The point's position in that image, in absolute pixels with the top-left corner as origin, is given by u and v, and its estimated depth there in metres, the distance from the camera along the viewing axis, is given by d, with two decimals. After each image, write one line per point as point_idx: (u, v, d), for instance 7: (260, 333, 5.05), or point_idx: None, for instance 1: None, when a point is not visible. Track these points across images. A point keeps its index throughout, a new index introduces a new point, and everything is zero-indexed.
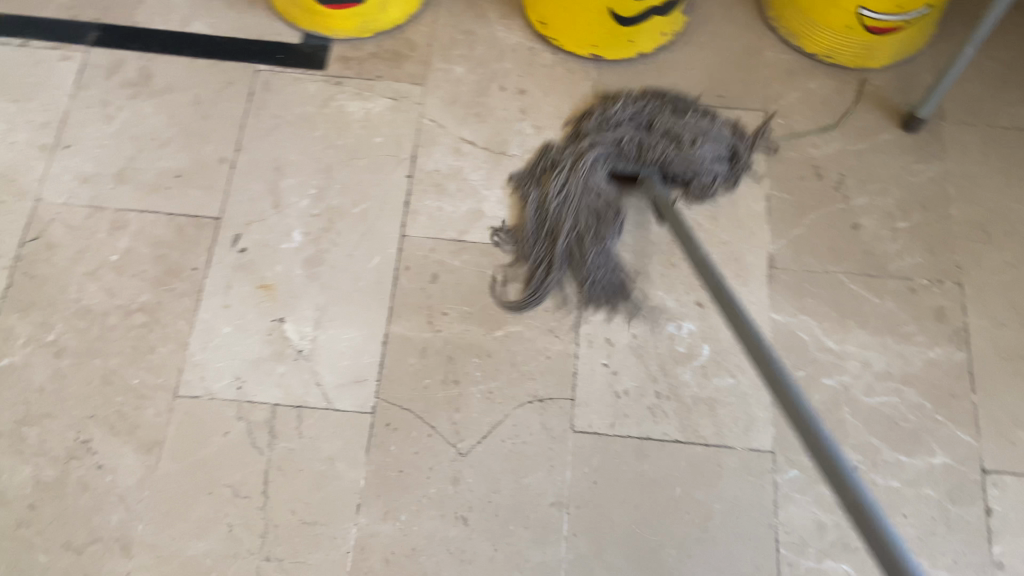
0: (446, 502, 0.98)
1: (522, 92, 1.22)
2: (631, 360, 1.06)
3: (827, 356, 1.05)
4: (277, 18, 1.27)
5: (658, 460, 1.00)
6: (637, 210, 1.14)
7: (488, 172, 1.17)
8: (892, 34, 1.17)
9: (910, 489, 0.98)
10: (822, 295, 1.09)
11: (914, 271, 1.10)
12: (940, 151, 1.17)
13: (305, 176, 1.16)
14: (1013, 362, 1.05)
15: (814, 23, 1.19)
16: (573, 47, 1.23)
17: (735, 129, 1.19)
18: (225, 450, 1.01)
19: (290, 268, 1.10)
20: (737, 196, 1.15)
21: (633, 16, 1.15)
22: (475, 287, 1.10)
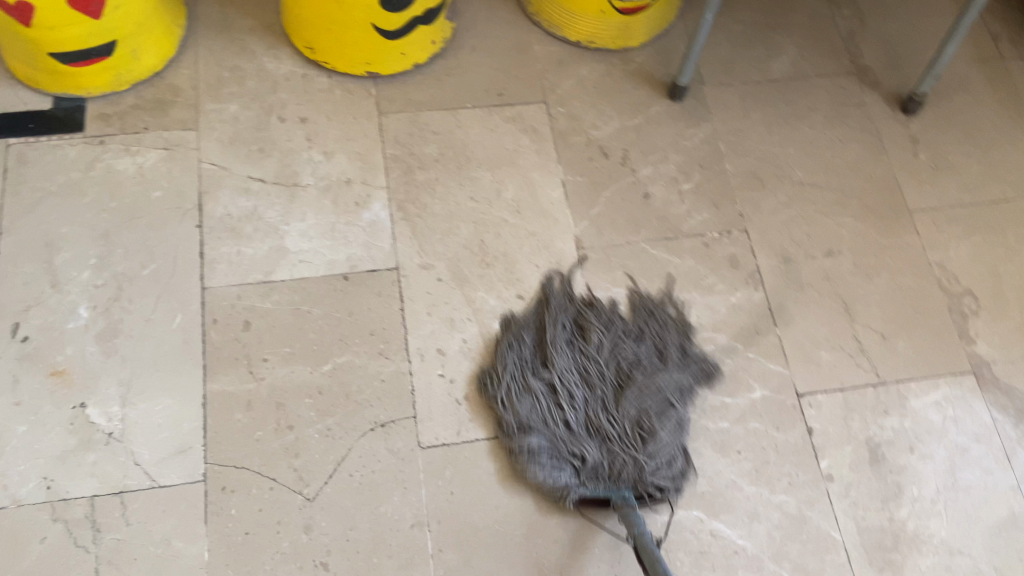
0: (302, 553, 0.94)
1: (304, 120, 1.20)
2: (464, 366, 1.06)
3: (645, 321, 1.10)
4: (20, 85, 1.17)
5: (508, 457, 1.01)
6: (442, 218, 1.15)
7: (284, 207, 1.13)
8: (643, 12, 1.24)
9: (739, 426, 1.05)
10: (630, 265, 1.14)
11: (705, 227, 1.18)
12: (706, 113, 1.27)
13: (82, 246, 1.07)
14: (804, 291, 1.15)
15: (572, 12, 1.25)
16: (347, 67, 1.21)
17: (520, 124, 1.23)
18: (42, 559, 0.90)
19: (83, 347, 1.01)
20: (535, 187, 1.18)
21: (399, 28, 1.15)
22: (292, 326, 1.06)
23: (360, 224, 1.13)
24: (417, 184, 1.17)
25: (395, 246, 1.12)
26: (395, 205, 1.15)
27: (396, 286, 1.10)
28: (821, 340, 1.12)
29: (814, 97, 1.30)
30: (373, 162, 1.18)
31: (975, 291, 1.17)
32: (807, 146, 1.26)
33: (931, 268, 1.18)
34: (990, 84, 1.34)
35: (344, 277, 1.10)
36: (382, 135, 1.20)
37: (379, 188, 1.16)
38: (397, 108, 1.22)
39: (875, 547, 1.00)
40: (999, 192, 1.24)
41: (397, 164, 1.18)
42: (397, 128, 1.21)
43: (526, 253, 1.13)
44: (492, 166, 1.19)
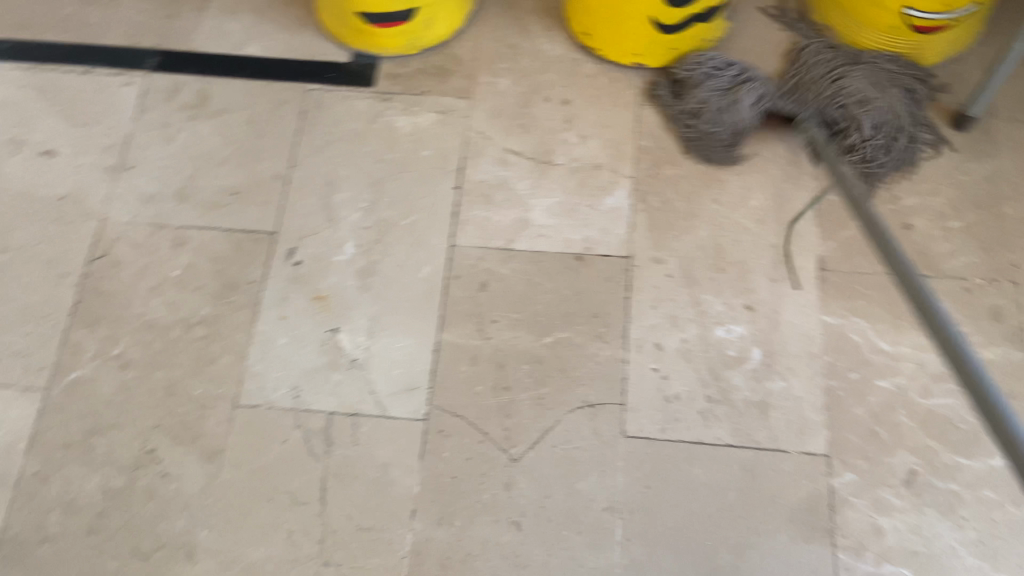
0: (499, 507, 0.99)
1: (566, 102, 1.24)
2: (681, 365, 1.06)
3: (881, 358, 1.04)
4: (327, 38, 1.31)
5: (710, 465, 1.00)
6: (684, 216, 1.15)
7: (534, 182, 1.18)
8: (938, 33, 1.16)
9: (970, 491, 0.97)
10: (874, 296, 1.08)
11: (969, 270, 1.08)
12: (992, 148, 1.16)
13: (355, 190, 1.19)
14: None
15: (857, 25, 1.19)
16: (617, 56, 1.24)
17: (781, 134, 1.19)
18: (283, 457, 1.03)
19: (343, 279, 1.13)
20: (785, 200, 1.15)
21: (674, 24, 1.16)
22: (522, 295, 1.11)
23: (602, 209, 1.16)
24: (664, 179, 1.18)
25: (632, 236, 1.14)
26: (639, 196, 1.17)
27: (626, 275, 1.12)
28: None
29: None
30: (625, 152, 1.20)
31: None
32: None
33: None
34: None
35: (579, 257, 1.13)
36: (637, 127, 1.22)
37: (627, 177, 1.18)
38: (657, 102, 1.23)
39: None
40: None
41: (647, 157, 1.20)
42: (654, 122, 1.22)
43: (763, 266, 1.10)
44: (743, 172, 1.17)
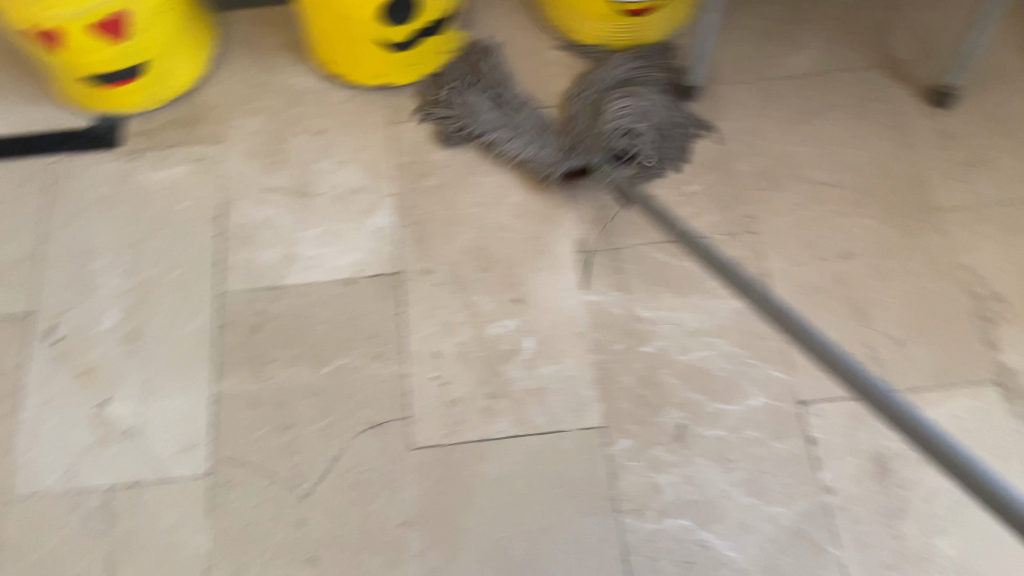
0: (296, 547, 0.98)
1: (320, 132, 1.25)
2: (459, 368, 1.07)
3: (641, 325, 1.09)
4: (63, 106, 1.27)
5: (497, 458, 1.02)
6: (445, 223, 1.17)
7: (297, 216, 1.18)
8: (652, 13, 1.20)
9: (735, 435, 1.04)
10: (630, 269, 1.12)
11: (713, 227, 1.12)
12: (717, 111, 1.19)
13: (112, 255, 1.16)
14: (813, 297, 1.09)
15: (581, 19, 1.23)
16: (360, 74, 1.24)
17: (527, 125, 1.22)
18: (64, 544, 0.99)
19: (109, 348, 1.10)
20: (537, 192, 1.18)
21: (405, 40, 1.18)
22: (293, 334, 1.11)
23: (366, 230, 1.17)
24: (423, 190, 1.20)
25: (399, 253, 1.15)
26: (400, 211, 1.18)
27: (397, 290, 1.13)
28: (830, 348, 1.07)
29: (836, 93, 1.18)
30: (381, 171, 1.22)
31: (1008, 296, 1.05)
32: (826, 144, 1.15)
33: (954, 273, 1.08)
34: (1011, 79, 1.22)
35: (348, 281, 1.14)
36: (392, 144, 1.24)
37: (386, 195, 1.20)
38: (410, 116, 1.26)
39: (874, 561, 0.99)
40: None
41: (404, 172, 1.21)
42: (408, 135, 1.24)
43: (524, 256, 1.14)
44: (497, 171, 1.20)
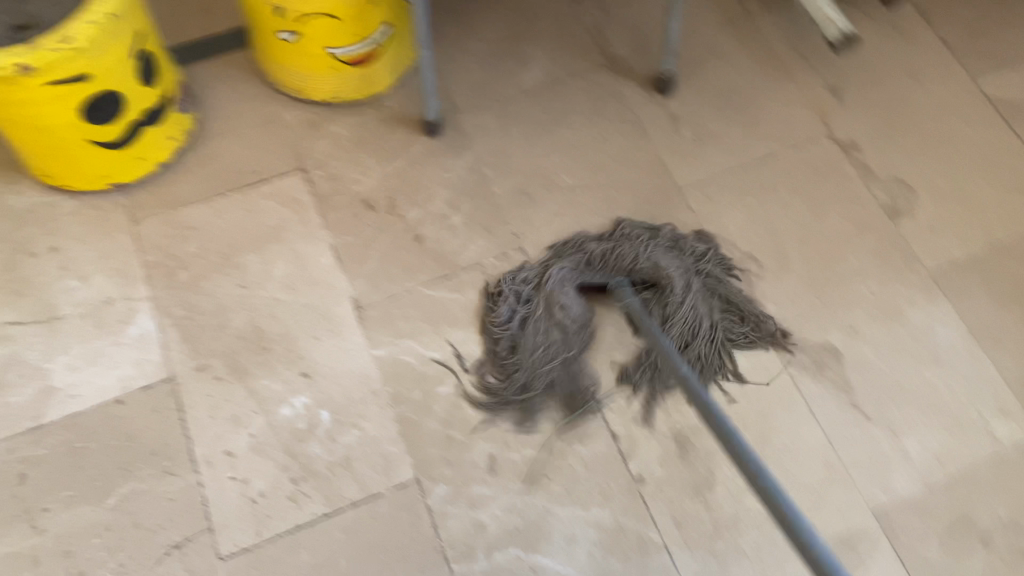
0: None
1: (54, 248, 1.23)
2: (256, 461, 1.11)
3: (435, 366, 1.17)
4: None
5: (312, 545, 1.07)
6: (213, 311, 1.19)
7: (45, 346, 1.16)
8: (375, 61, 1.31)
9: (544, 452, 1.11)
10: (413, 313, 1.20)
11: (483, 255, 1.25)
12: (466, 141, 1.34)
13: None
14: (588, 297, 1.21)
15: (307, 78, 1.31)
16: (84, 173, 1.23)
17: (280, 198, 1.29)
18: None
19: None
20: (304, 259, 1.24)
21: (119, 141, 1.20)
22: (67, 468, 1.10)
23: (127, 340, 1.17)
24: (180, 285, 1.21)
25: (167, 355, 1.16)
26: (161, 313, 1.19)
27: (174, 396, 1.14)
28: (613, 343, 1.18)
29: (570, 100, 1.37)
30: (132, 274, 1.22)
31: (757, 255, 1.23)
32: (571, 151, 1.33)
33: (709, 243, 1.25)
34: (738, 45, 1.41)
35: (118, 400, 1.14)
36: (140, 244, 1.24)
37: (142, 298, 1.20)
38: (150, 212, 1.26)
39: (694, 539, 1.06)
40: (766, 149, 1.32)
41: (158, 269, 1.22)
42: (154, 233, 1.25)
43: (305, 326, 1.19)
44: (259, 247, 1.25)
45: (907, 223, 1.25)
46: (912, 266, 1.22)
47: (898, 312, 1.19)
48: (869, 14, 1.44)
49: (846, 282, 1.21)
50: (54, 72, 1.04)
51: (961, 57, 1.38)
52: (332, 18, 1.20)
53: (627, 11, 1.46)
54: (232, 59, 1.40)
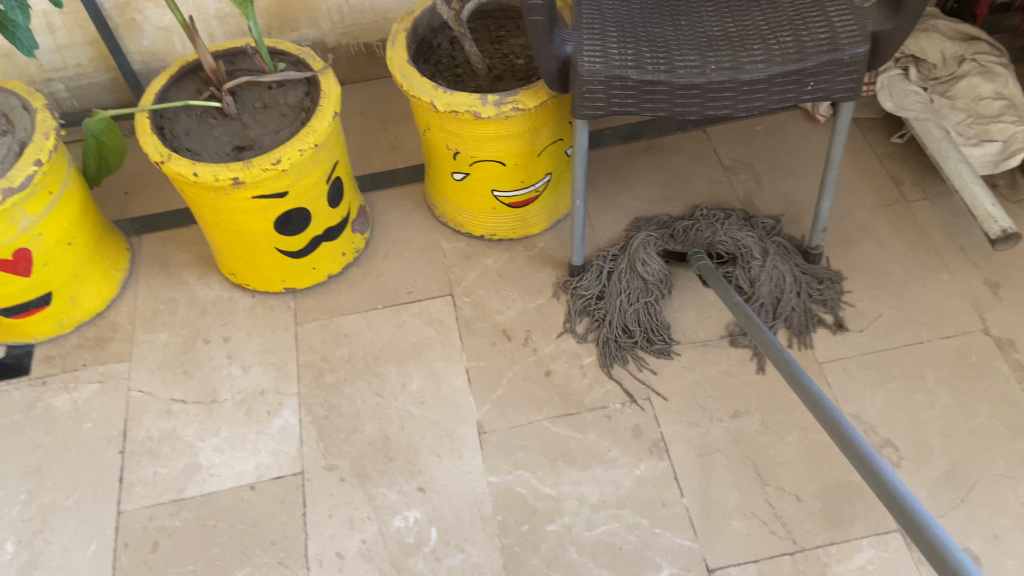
0: None
1: (226, 338, 1.38)
2: (363, 567, 1.13)
3: (546, 502, 1.17)
4: None
5: None
6: (349, 415, 1.27)
7: (201, 424, 1.28)
8: (532, 205, 1.42)
9: None
10: (533, 445, 1.23)
11: (608, 398, 1.27)
12: None
13: (13, 485, 1.23)
14: (709, 457, 1.20)
15: (469, 213, 1.44)
16: (265, 274, 1.38)
17: (426, 317, 1.38)
18: None
19: None
20: (439, 377, 1.31)
21: (300, 251, 1.35)
22: (196, 543, 1.16)
23: (270, 431, 1.27)
24: (325, 387, 1.31)
25: (302, 449, 1.24)
26: (304, 410, 1.29)
27: (300, 489, 1.20)
28: (731, 509, 1.15)
29: None
30: (286, 370, 1.33)
31: (894, 441, 1.18)
32: (708, 310, 1.35)
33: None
34: (891, 229, 1.41)
35: (252, 486, 1.21)
36: (297, 344, 1.36)
37: (290, 394, 1.30)
38: (312, 317, 1.40)
39: None
40: (913, 333, 1.29)
41: (308, 369, 1.33)
42: (312, 335, 1.37)
43: (429, 442, 1.24)
44: (400, 360, 1.33)
45: None
46: None
47: None
48: None
49: (994, 486, 1.13)
50: (260, 188, 1.19)
51: None
52: (501, 164, 1.32)
53: (779, 185, 1.50)
54: (406, 190, 1.56)
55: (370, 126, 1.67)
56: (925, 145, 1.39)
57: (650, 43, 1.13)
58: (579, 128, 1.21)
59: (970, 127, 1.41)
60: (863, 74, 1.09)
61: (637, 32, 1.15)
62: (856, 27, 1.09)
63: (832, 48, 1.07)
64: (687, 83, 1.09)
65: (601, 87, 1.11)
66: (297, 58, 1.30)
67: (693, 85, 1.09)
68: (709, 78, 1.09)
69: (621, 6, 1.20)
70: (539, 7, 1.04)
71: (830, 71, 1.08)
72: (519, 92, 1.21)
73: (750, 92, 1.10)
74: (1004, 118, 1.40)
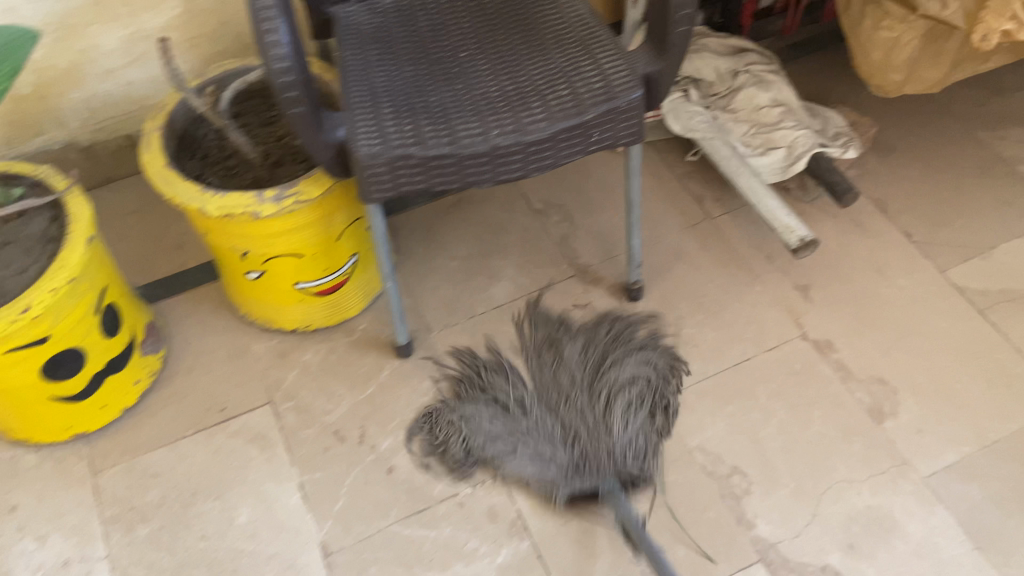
0: None
1: (9, 508, 1.18)
2: None
3: None
4: None
5: None
6: (173, 570, 1.12)
7: None
8: (343, 288, 1.31)
9: None
10: (386, 555, 1.13)
11: (458, 483, 1.19)
12: (438, 361, 1.31)
13: None
14: (569, 525, 1.15)
15: (276, 310, 1.31)
16: (46, 424, 1.20)
17: (247, 435, 1.25)
18: None
19: None
20: (270, 501, 1.18)
21: (81, 393, 1.18)
22: None
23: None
24: (140, 541, 1.14)
25: None
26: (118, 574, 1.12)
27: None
28: None
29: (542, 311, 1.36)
30: (89, 532, 1.15)
31: (742, 467, 1.19)
32: None
33: (691, 457, 1.20)
34: (703, 249, 1.43)
35: None
36: (99, 497, 1.19)
37: (98, 560, 1.13)
38: (112, 461, 1.23)
39: None
40: (741, 352, 1.30)
41: (116, 524, 1.16)
42: (115, 483, 1.20)
43: None
44: (222, 491, 1.19)
45: (892, 425, 1.21)
46: (904, 472, 1.17)
47: (897, 524, 1.12)
48: (828, 210, 1.47)
49: (838, 493, 1.15)
50: (11, 342, 1.02)
51: (924, 249, 1.40)
52: (297, 257, 1.21)
53: (591, 220, 1.49)
54: (203, 293, 1.42)
55: (154, 225, 1.51)
56: (716, 163, 1.42)
57: (427, 113, 1.07)
58: (372, 212, 1.13)
59: (755, 137, 1.45)
60: (642, 117, 1.09)
61: (413, 103, 1.08)
62: (627, 70, 1.08)
63: (607, 96, 1.06)
64: (473, 152, 1.04)
65: (385, 168, 1.03)
66: (36, 179, 1.13)
67: (479, 152, 1.04)
68: (494, 143, 1.04)
69: (391, 76, 1.13)
70: (296, 98, 0.95)
71: (610, 119, 1.07)
72: (299, 183, 1.10)
73: (538, 151, 1.06)
74: (784, 124, 1.44)
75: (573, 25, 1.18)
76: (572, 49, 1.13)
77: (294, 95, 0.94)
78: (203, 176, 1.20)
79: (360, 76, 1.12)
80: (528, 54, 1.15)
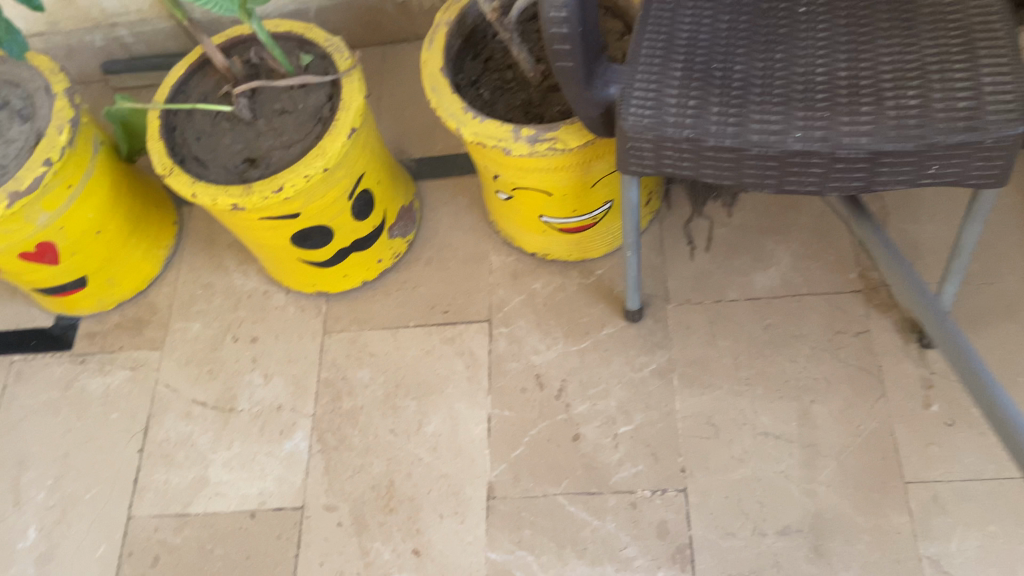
0: None
1: (254, 339, 1.33)
2: None
3: None
4: (33, 305, 1.43)
5: None
6: (358, 451, 1.20)
7: (216, 433, 1.26)
8: (591, 231, 1.20)
9: None
10: (541, 523, 1.09)
11: (637, 482, 1.09)
12: (665, 338, 1.18)
13: (42, 469, 1.27)
14: None
15: (522, 232, 1.25)
16: (294, 276, 1.29)
17: (458, 347, 1.25)
18: None
19: (21, 570, 1.19)
20: (457, 422, 1.19)
21: (325, 261, 1.24)
22: (191, 567, 1.16)
23: (279, 454, 1.22)
24: (341, 412, 1.23)
25: (306, 481, 1.19)
26: (317, 435, 1.23)
27: (297, 527, 1.16)
28: None
29: (803, 323, 1.15)
30: (304, 388, 1.27)
31: None
32: (780, 386, 1.12)
33: (920, 567, 0.98)
34: None
35: (253, 512, 1.18)
36: (321, 357, 1.29)
37: (305, 415, 1.24)
38: (341, 327, 1.31)
39: None
40: None
41: (327, 389, 1.26)
42: (336, 348, 1.29)
43: (434, 498, 1.14)
44: (420, 395, 1.22)
45: None
46: None
47: None
48: None
49: None
50: (265, 213, 1.08)
51: None
52: (547, 194, 1.11)
53: (909, 228, 1.20)
54: (463, 184, 1.39)
55: None
56: None
57: (724, 86, 0.87)
58: (627, 181, 0.97)
59: None
60: (1009, 160, 0.79)
61: (712, 67, 0.88)
62: (1013, 94, 0.77)
63: (969, 123, 0.77)
64: (761, 153, 0.83)
65: (650, 145, 0.86)
66: (325, 51, 1.14)
67: (767, 155, 0.83)
68: (792, 149, 0.82)
69: (701, 25, 0.92)
70: (567, 52, 0.81)
71: (961, 152, 0.79)
72: (559, 127, 0.98)
73: (844, 169, 0.82)
74: None
75: (965, 3, 0.86)
76: (949, 39, 0.84)
77: (566, 48, 0.81)
78: (479, 83, 1.13)
79: (663, 17, 0.94)
80: (884, 30, 0.87)
